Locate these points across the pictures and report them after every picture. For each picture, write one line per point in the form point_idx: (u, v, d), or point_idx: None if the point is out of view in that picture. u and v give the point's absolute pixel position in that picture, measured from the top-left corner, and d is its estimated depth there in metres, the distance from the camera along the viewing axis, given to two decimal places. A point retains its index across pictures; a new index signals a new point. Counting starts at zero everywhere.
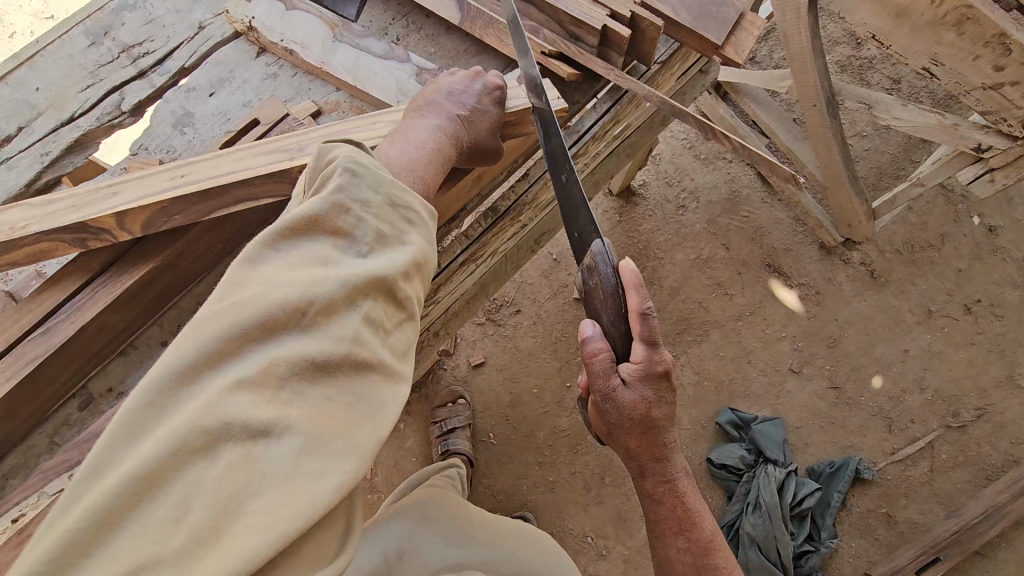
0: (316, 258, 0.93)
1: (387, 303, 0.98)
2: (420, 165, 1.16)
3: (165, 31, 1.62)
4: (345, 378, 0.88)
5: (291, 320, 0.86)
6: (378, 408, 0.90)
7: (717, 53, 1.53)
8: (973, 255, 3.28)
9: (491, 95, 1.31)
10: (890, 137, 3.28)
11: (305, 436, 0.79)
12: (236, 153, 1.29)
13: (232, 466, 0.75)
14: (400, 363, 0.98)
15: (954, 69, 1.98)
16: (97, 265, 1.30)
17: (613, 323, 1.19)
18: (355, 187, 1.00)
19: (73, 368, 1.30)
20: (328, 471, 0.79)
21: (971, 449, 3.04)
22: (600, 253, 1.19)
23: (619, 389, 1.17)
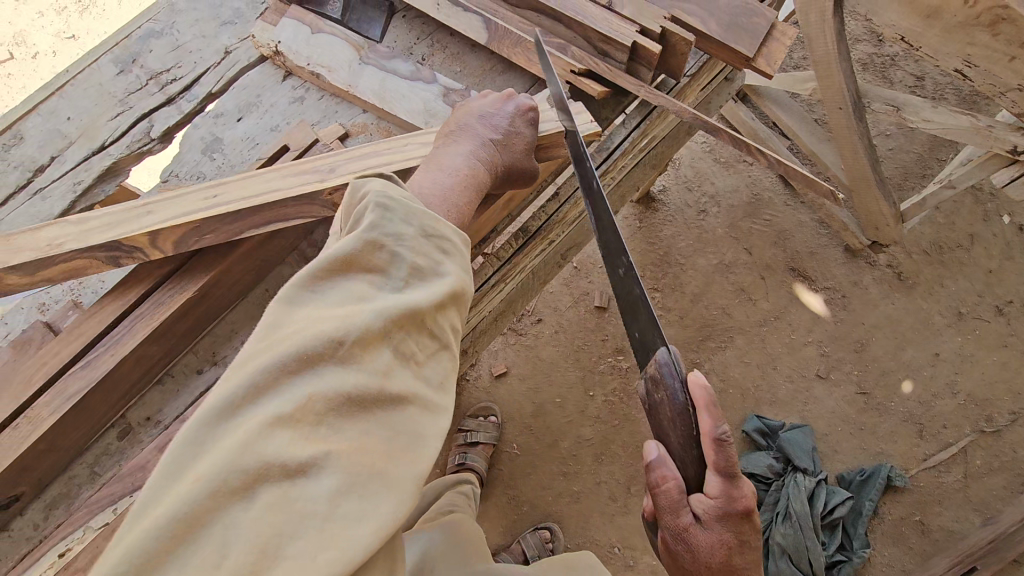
0: (351, 290, 0.88)
1: (425, 333, 0.91)
2: (455, 191, 1.13)
3: (192, 56, 1.63)
4: (381, 413, 0.83)
5: (326, 353, 0.80)
6: (416, 442, 0.84)
7: (748, 65, 1.51)
8: (1004, 254, 3.20)
9: (523, 116, 1.29)
10: (915, 136, 3.21)
11: (342, 475, 0.74)
12: (269, 173, 1.28)
13: (269, 508, 0.70)
14: (438, 394, 0.91)
15: (988, 70, 1.93)
16: (134, 296, 1.30)
17: (683, 448, 0.95)
18: (390, 212, 0.95)
19: (112, 399, 1.31)
20: (368, 513, 0.74)
21: (1006, 454, 2.97)
22: (667, 363, 0.96)
23: (691, 526, 0.93)
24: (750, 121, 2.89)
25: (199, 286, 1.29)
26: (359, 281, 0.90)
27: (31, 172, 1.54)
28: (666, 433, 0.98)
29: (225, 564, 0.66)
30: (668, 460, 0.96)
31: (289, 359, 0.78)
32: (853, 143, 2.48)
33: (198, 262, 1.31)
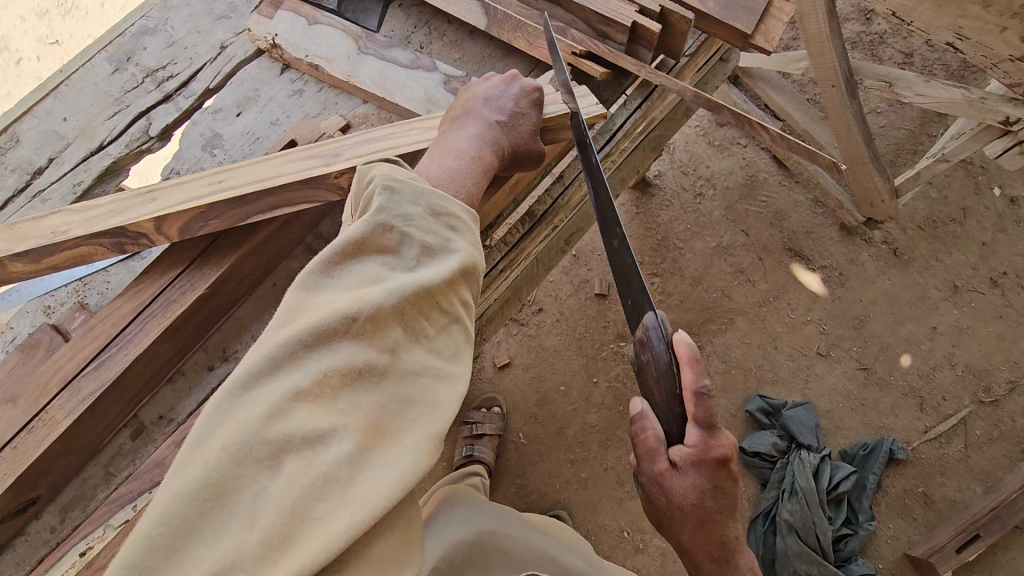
0: (360, 273, 0.88)
1: (436, 307, 0.91)
2: (463, 172, 1.13)
3: (187, 52, 1.62)
4: (394, 386, 0.83)
5: (339, 328, 0.80)
6: (431, 410, 0.83)
7: (746, 43, 1.51)
8: (997, 227, 3.24)
9: (528, 97, 1.29)
10: (906, 111, 3.23)
11: (360, 440, 0.75)
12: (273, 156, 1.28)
13: (297, 471, 0.71)
14: (450, 364, 0.91)
15: (979, 42, 1.95)
16: (142, 296, 1.29)
17: (666, 402, 1.03)
18: (396, 191, 0.95)
19: (125, 399, 1.30)
20: (388, 473, 0.74)
21: (1005, 423, 3.02)
22: (653, 326, 1.04)
23: (667, 472, 1.00)
24: (742, 103, 2.90)
25: (209, 283, 1.28)
26: (368, 260, 0.90)
27: (30, 175, 1.52)
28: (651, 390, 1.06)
29: (260, 527, 0.67)
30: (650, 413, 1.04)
31: (304, 335, 0.78)
32: (847, 120, 2.50)
33: (208, 255, 1.31)
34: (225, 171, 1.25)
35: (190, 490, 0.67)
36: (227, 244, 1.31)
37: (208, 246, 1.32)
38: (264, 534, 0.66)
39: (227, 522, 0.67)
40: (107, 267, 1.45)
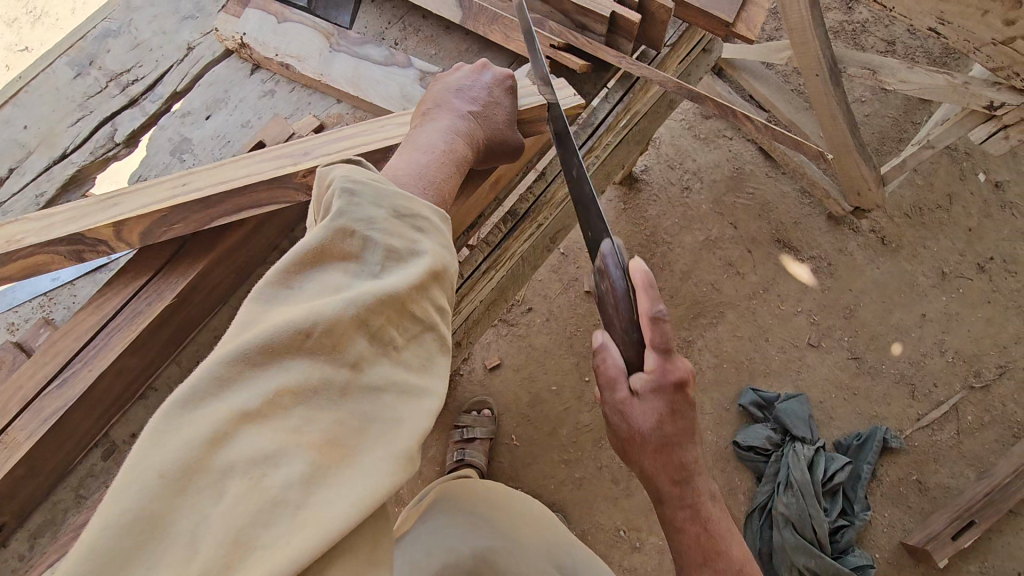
0: (319, 282, 0.83)
1: (403, 315, 0.86)
2: (434, 165, 1.08)
3: (153, 54, 1.56)
4: (355, 402, 0.79)
5: (293, 341, 0.76)
6: (393, 428, 0.79)
7: (728, 31, 1.48)
8: (982, 212, 3.25)
9: (501, 89, 1.26)
10: (889, 99, 3.23)
11: (313, 460, 0.71)
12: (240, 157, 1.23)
13: (243, 494, 0.67)
14: (419, 377, 0.86)
15: (962, 27, 1.93)
16: (108, 309, 1.24)
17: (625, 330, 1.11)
18: (358, 194, 0.90)
19: (93, 418, 1.24)
20: (343, 493, 0.70)
21: (996, 408, 3.02)
22: (610, 254, 1.12)
23: (628, 398, 1.08)
24: (726, 94, 2.87)
25: (178, 292, 1.23)
26: (331, 268, 0.85)
27: None
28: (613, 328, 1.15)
29: (199, 557, 0.64)
30: (610, 343, 1.14)
31: (254, 348, 0.74)
32: (832, 110, 2.48)
33: (177, 264, 1.26)
34: (187, 172, 1.20)
35: (126, 515, 0.64)
36: (196, 251, 1.26)
37: (177, 253, 1.27)
38: (208, 560, 0.64)
39: (167, 550, 0.64)
40: (73, 280, 1.39)
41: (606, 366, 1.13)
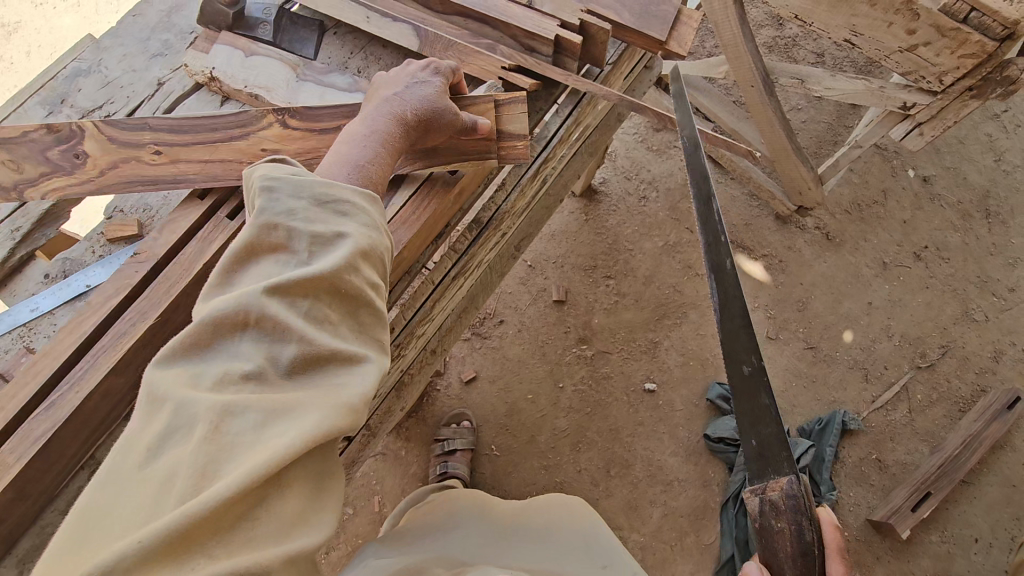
0: (256, 273, 0.93)
1: (337, 289, 0.94)
2: (362, 152, 1.18)
3: (123, 91, 1.62)
4: (296, 366, 0.87)
5: (235, 324, 0.85)
6: (333, 386, 0.87)
7: (662, 49, 1.64)
8: (914, 205, 3.51)
9: (428, 73, 1.33)
10: (822, 106, 3.49)
11: (262, 410, 0.79)
12: (217, 118, 1.41)
13: (202, 441, 0.74)
14: (356, 346, 0.95)
15: (873, 37, 2.15)
16: (92, 333, 1.27)
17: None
18: (279, 190, 1.00)
19: (80, 441, 1.28)
20: (290, 431, 0.78)
21: (942, 385, 3.23)
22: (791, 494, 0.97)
23: None
24: (673, 107, 3.06)
25: (162, 313, 1.28)
26: (263, 262, 0.95)
27: None
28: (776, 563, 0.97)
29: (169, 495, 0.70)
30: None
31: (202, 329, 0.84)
32: (768, 116, 2.68)
33: (158, 285, 1.31)
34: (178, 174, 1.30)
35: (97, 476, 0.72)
36: (177, 273, 1.32)
37: (159, 276, 1.32)
38: (180, 491, 0.70)
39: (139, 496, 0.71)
40: (53, 310, 1.43)
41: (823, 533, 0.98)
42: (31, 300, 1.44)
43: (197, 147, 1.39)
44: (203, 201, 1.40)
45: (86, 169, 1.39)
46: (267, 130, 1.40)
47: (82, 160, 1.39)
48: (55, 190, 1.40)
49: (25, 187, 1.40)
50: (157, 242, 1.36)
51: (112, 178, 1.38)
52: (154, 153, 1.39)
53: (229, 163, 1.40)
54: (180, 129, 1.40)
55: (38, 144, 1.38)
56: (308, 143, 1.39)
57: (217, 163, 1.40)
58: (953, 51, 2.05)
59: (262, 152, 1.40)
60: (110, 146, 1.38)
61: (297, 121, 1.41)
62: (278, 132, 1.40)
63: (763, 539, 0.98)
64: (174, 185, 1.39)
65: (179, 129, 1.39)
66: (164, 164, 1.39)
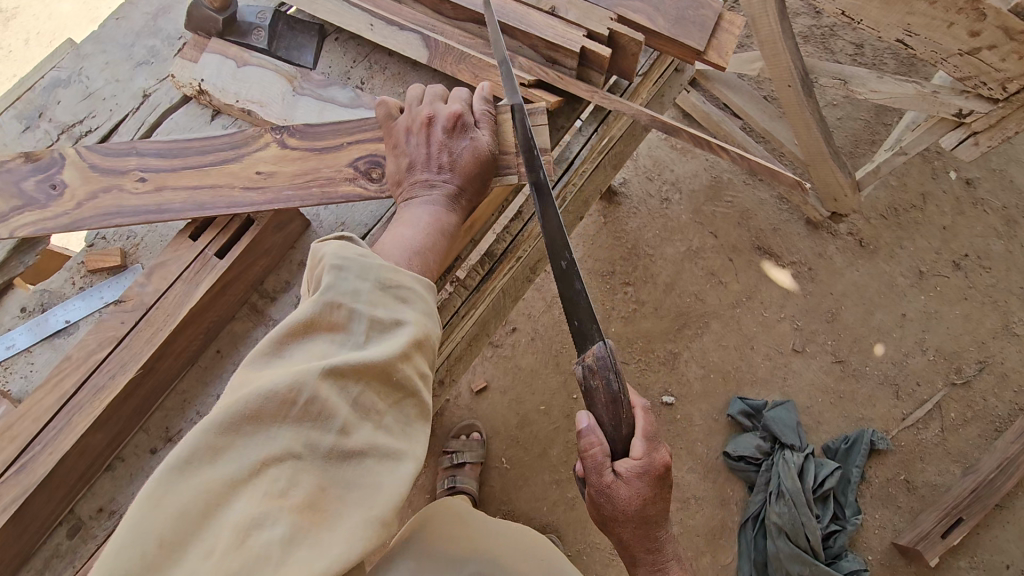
0: (308, 351, 0.84)
1: (387, 381, 0.86)
2: (425, 238, 1.07)
3: (106, 104, 1.49)
4: (335, 465, 0.78)
5: (278, 412, 0.77)
6: (369, 496, 0.78)
7: (699, 59, 1.46)
8: (954, 210, 3.28)
9: (455, 133, 1.15)
10: (861, 102, 3.25)
11: (296, 521, 0.72)
12: (205, 139, 1.26)
13: (227, 553, 0.68)
14: (399, 442, 0.85)
15: (929, 38, 1.93)
16: (66, 385, 1.16)
17: (613, 425, 1.05)
18: (345, 267, 0.91)
19: (56, 500, 1.18)
20: (320, 555, 0.71)
21: (978, 403, 3.05)
22: (602, 354, 1.03)
23: (613, 484, 1.04)
24: (701, 105, 2.82)
25: (143, 363, 1.17)
26: (317, 339, 0.86)
27: None
28: (598, 410, 1.07)
29: None
30: (596, 429, 1.07)
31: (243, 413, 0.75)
32: (806, 118, 2.47)
33: (139, 332, 1.19)
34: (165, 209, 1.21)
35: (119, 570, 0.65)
36: (159, 319, 1.20)
37: (139, 322, 1.20)
38: None
39: None
40: (29, 347, 1.32)
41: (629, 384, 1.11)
42: (6, 337, 1.33)
43: (184, 172, 1.24)
44: (196, 240, 1.27)
45: (63, 201, 1.23)
46: (262, 151, 1.24)
47: (60, 191, 1.24)
48: (23, 227, 1.23)
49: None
50: (138, 283, 1.23)
51: (88, 210, 1.22)
52: (138, 180, 1.23)
53: (218, 188, 1.23)
54: (170, 152, 1.25)
55: (15, 174, 1.26)
56: (309, 165, 1.23)
57: (205, 190, 1.23)
58: (1021, 56, 1.83)
59: (256, 176, 1.23)
60: (92, 173, 1.25)
61: (297, 140, 1.25)
62: (274, 153, 1.24)
63: (585, 400, 1.07)
64: (156, 215, 1.21)
65: (168, 153, 1.25)
66: (149, 192, 1.22)
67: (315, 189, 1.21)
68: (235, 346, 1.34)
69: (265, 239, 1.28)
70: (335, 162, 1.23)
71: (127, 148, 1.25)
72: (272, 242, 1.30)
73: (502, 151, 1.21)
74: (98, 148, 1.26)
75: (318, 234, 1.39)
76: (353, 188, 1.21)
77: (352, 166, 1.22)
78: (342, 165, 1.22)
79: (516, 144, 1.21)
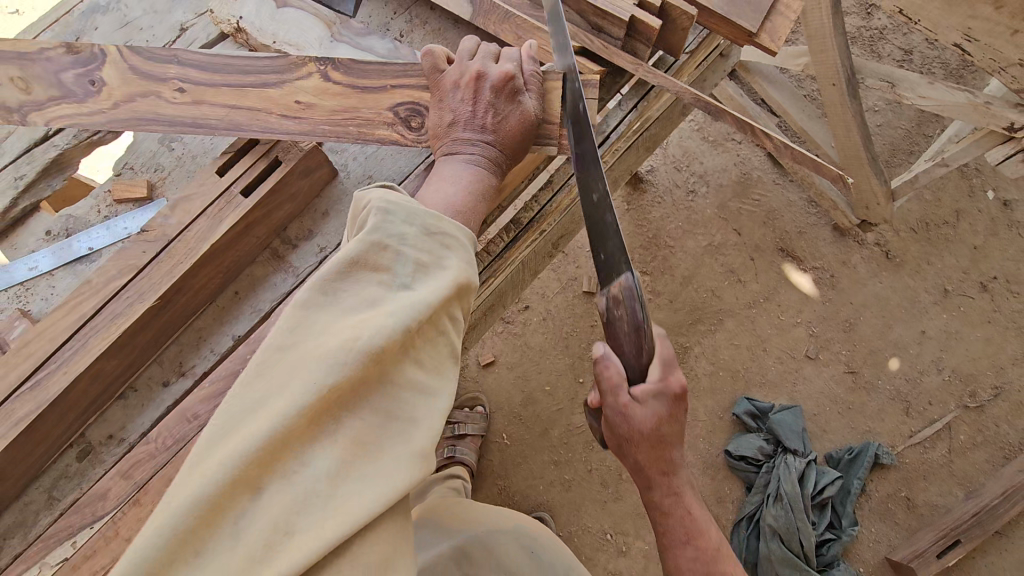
0: (358, 292, 0.82)
1: (432, 323, 0.84)
2: (467, 198, 1.05)
3: (143, 34, 1.48)
4: (378, 401, 0.77)
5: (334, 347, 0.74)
6: (409, 429, 0.78)
7: (750, 41, 1.41)
8: (989, 229, 3.18)
9: (503, 89, 1.10)
10: (903, 110, 3.15)
11: (342, 455, 0.72)
12: (247, 59, 1.22)
13: (281, 490, 0.68)
14: (435, 380, 0.85)
15: (989, 45, 1.79)
16: (85, 310, 1.17)
17: (635, 356, 1.08)
18: (392, 212, 0.89)
19: (68, 421, 1.19)
20: (369, 486, 0.71)
21: (989, 428, 2.99)
22: (629, 286, 1.06)
23: (630, 404, 1.06)
24: (738, 97, 2.73)
25: (161, 294, 1.16)
26: (366, 280, 0.83)
27: None
28: (619, 338, 1.10)
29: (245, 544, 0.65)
30: None
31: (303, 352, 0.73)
32: (847, 120, 2.37)
33: (159, 263, 1.19)
34: (195, 126, 1.19)
35: (187, 504, 0.65)
36: (181, 251, 1.20)
37: (164, 250, 1.20)
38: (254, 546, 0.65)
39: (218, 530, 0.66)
40: (53, 270, 1.33)
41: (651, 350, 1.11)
42: (29, 258, 1.34)
43: (222, 88, 1.21)
44: (224, 176, 1.26)
45: (100, 98, 1.21)
46: (302, 79, 1.21)
47: (98, 88, 1.22)
48: (61, 118, 1.22)
49: (30, 110, 1.23)
50: (162, 215, 1.23)
51: (126, 113, 1.20)
52: (177, 90, 1.21)
53: (255, 111, 1.21)
54: (212, 68, 1.22)
55: (54, 63, 1.23)
56: (349, 103, 1.20)
57: (241, 110, 1.20)
58: None
59: (295, 104, 1.20)
60: (130, 75, 1.22)
61: (341, 74, 1.21)
62: (315, 83, 1.21)
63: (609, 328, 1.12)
64: (192, 127, 1.20)
65: (211, 68, 1.22)
66: (185, 104, 1.20)
67: (352, 129, 1.20)
68: (254, 289, 1.33)
69: (292, 183, 1.26)
70: (376, 104, 1.20)
71: (169, 57, 1.22)
72: (298, 187, 1.28)
73: (546, 117, 1.18)
74: (141, 52, 1.23)
75: (345, 185, 1.38)
76: (388, 135, 1.20)
77: (392, 110, 1.20)
78: (383, 109, 1.20)
79: (562, 112, 1.17)
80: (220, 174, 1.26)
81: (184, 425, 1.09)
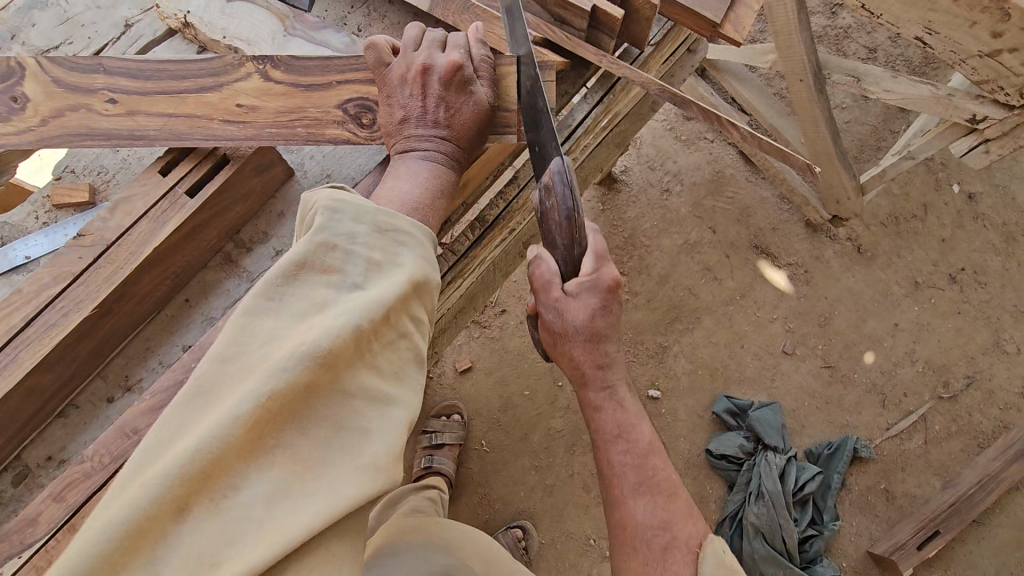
0: (302, 297, 0.76)
1: (386, 326, 0.78)
2: (424, 195, 1.00)
3: (85, 31, 1.41)
4: (326, 411, 0.71)
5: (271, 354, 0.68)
6: (361, 438, 0.71)
7: (715, 32, 1.39)
8: (955, 223, 3.23)
9: (451, 78, 1.05)
10: (870, 107, 3.19)
11: (281, 472, 0.66)
12: (181, 63, 1.16)
13: (212, 513, 0.62)
14: (394, 386, 0.77)
15: (950, 37, 1.79)
16: (16, 323, 1.09)
17: (566, 247, 1.04)
18: (339, 211, 0.84)
19: (0, 442, 1.11)
20: (309, 503, 0.64)
21: (963, 418, 3.02)
22: (558, 171, 1.00)
23: (562, 298, 1.05)
24: (708, 96, 2.74)
25: (100, 302, 1.09)
26: (312, 284, 0.78)
27: None
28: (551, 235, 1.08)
29: (168, 573, 0.59)
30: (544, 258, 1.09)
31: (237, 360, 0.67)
32: (815, 115, 2.37)
33: (98, 270, 1.11)
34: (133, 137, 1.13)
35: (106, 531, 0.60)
36: (121, 256, 1.12)
37: (103, 255, 1.13)
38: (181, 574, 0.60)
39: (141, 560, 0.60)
40: None
41: (540, 273, 1.09)
42: None
43: (156, 96, 1.15)
44: (167, 175, 1.19)
45: (27, 115, 1.14)
46: (242, 81, 1.15)
47: (21, 105, 1.15)
48: None
49: None
50: (100, 219, 1.15)
51: (55, 129, 1.13)
52: (108, 101, 1.14)
53: (196, 117, 1.15)
54: (143, 74, 1.15)
55: None
56: (293, 103, 1.15)
57: (179, 118, 1.14)
58: None
59: (238, 108, 1.15)
60: (55, 88, 1.15)
61: (282, 73, 1.16)
62: (256, 84, 1.15)
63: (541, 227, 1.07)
64: (130, 140, 1.13)
65: (141, 74, 1.15)
66: (120, 115, 1.13)
67: (301, 129, 1.14)
68: (205, 295, 1.25)
69: (243, 182, 1.20)
70: (322, 103, 1.15)
71: (94, 66, 1.16)
72: (249, 187, 1.22)
73: (501, 107, 1.14)
74: (62, 62, 1.16)
75: (302, 185, 1.32)
76: (342, 133, 1.14)
77: (341, 109, 1.14)
78: (332, 107, 1.14)
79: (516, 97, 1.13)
80: (161, 177, 1.18)
81: (125, 442, 1.01)
